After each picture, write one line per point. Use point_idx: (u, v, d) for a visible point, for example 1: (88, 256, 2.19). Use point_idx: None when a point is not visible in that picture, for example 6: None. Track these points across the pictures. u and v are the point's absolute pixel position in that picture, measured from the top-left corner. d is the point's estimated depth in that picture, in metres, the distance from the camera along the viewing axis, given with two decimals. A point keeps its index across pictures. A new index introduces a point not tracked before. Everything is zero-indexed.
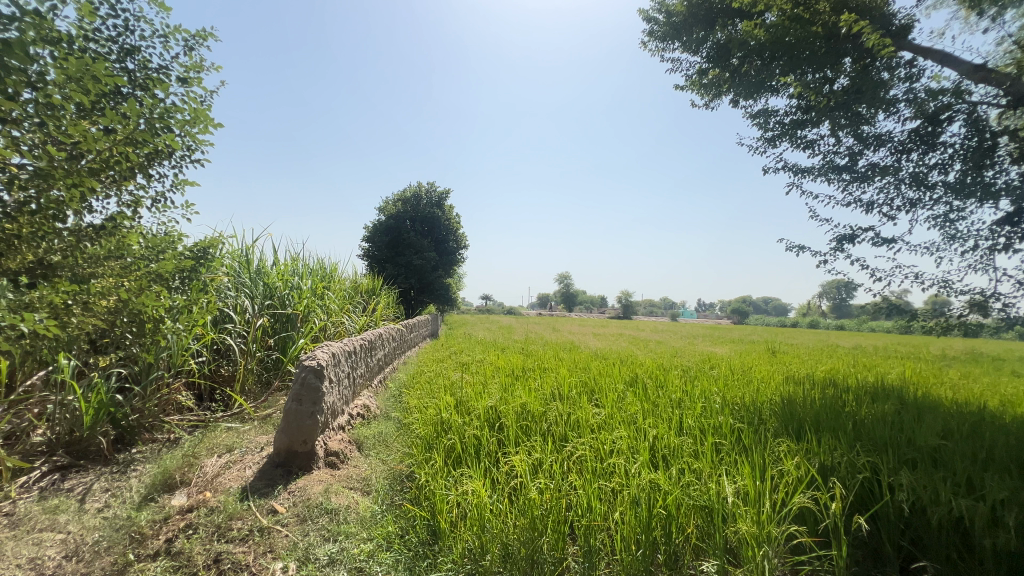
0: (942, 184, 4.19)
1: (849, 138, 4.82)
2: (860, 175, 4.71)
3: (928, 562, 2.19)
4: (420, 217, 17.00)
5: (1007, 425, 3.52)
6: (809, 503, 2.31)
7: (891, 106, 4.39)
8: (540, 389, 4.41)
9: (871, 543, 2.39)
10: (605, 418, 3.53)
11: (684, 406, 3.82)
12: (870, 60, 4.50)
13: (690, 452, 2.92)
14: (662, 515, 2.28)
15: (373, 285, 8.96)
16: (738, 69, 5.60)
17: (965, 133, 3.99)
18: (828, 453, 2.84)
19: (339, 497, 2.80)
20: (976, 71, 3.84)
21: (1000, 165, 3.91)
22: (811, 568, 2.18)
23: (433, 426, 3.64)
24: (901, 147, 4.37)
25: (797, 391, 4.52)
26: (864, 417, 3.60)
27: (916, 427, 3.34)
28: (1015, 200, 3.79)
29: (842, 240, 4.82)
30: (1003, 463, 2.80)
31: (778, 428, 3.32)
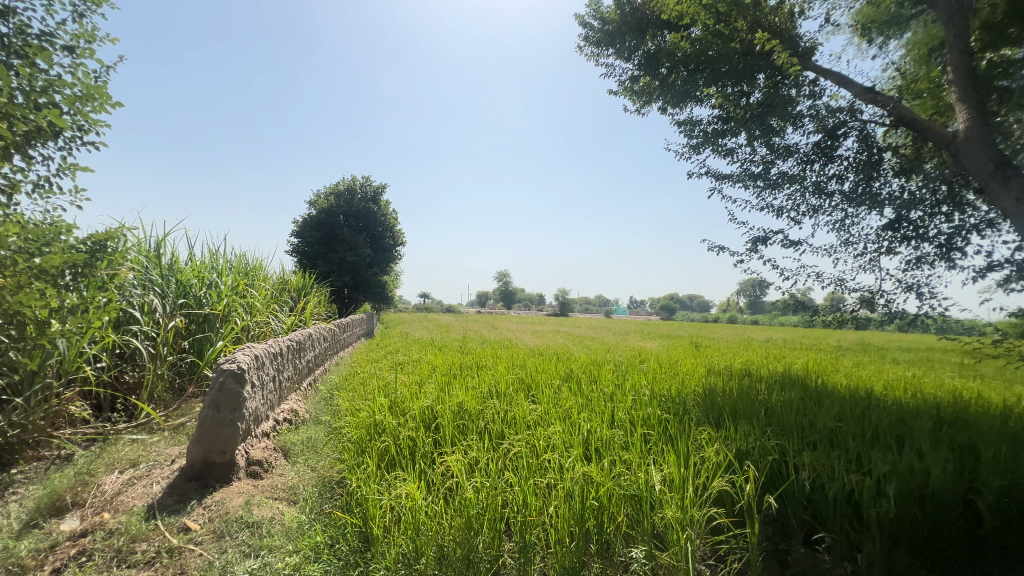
0: (839, 193, 4.67)
1: (762, 147, 5.23)
2: (771, 183, 5.13)
3: (826, 533, 2.45)
4: (355, 212, 16.39)
5: (889, 406, 4.01)
6: (727, 485, 2.49)
7: (797, 120, 4.83)
8: (477, 387, 4.41)
9: (779, 519, 2.62)
10: (541, 414, 3.57)
11: (616, 400, 3.97)
12: (780, 77, 4.91)
13: (621, 444, 3.03)
14: (594, 506, 2.35)
15: (303, 282, 8.51)
16: (667, 79, 5.89)
17: (857, 149, 4.47)
18: (743, 438, 3.07)
19: (262, 509, 2.62)
20: (866, 92, 4.30)
21: (886, 177, 4.41)
22: (729, 546, 2.37)
23: (366, 429, 3.51)
24: (806, 158, 4.81)
25: (717, 381, 4.86)
26: (774, 404, 3.94)
27: (817, 411, 3.70)
28: (896, 209, 4.31)
29: (757, 242, 5.22)
30: (885, 440, 3.18)
31: (700, 417, 3.55)
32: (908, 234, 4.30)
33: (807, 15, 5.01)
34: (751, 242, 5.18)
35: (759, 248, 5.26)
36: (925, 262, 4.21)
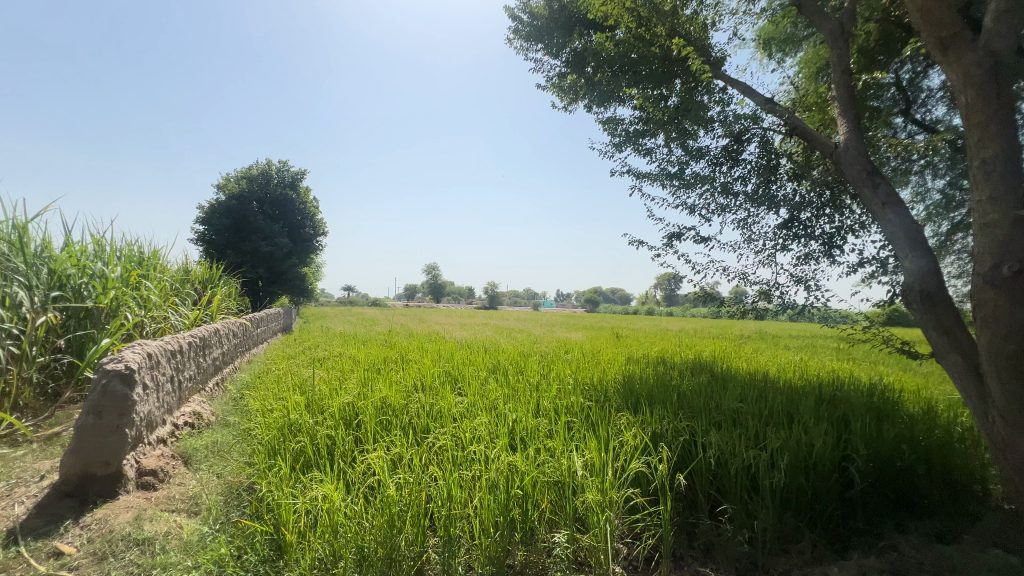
0: (743, 194, 5.09)
1: (678, 149, 5.56)
2: (686, 182, 5.47)
3: (728, 505, 2.68)
4: (270, 198, 15.29)
5: (780, 388, 4.47)
6: (644, 467, 2.63)
7: (708, 125, 5.18)
8: (402, 381, 4.29)
9: (689, 495, 2.83)
10: (468, 407, 3.54)
11: (542, 389, 4.05)
12: (694, 83, 5.25)
13: (545, 432, 3.09)
14: (519, 494, 2.37)
15: (209, 273, 7.79)
16: (592, 78, 6.05)
17: (759, 154, 4.89)
18: (658, 422, 3.26)
19: (156, 523, 2.35)
20: (766, 103, 4.71)
21: (782, 181, 4.88)
22: (644, 524, 2.53)
23: (280, 429, 3.28)
24: (716, 161, 5.19)
25: (636, 369, 5.13)
26: (685, 389, 4.23)
27: (721, 394, 4.03)
28: (790, 210, 4.78)
29: (672, 237, 5.56)
30: (777, 418, 3.53)
31: (619, 404, 3.71)
32: (799, 233, 4.79)
33: (718, 28, 5.38)
34: (667, 237, 5.50)
35: (674, 243, 5.59)
36: (811, 259, 4.73)
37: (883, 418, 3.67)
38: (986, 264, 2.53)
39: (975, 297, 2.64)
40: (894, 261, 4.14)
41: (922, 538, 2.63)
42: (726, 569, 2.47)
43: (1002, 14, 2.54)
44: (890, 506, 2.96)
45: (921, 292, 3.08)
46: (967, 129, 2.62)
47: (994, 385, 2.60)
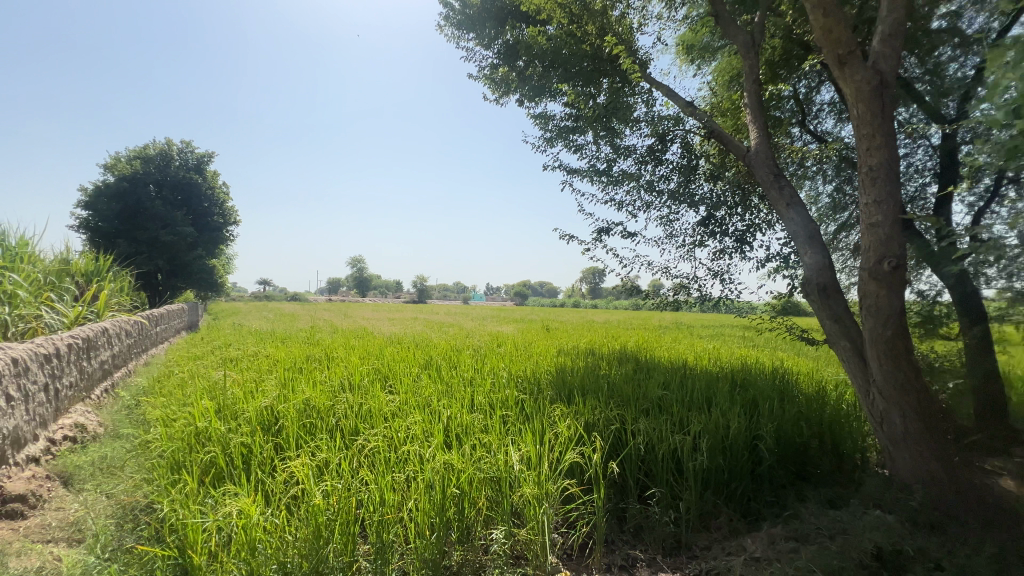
0: (665, 192, 5.36)
1: (606, 146, 5.72)
2: (614, 179, 5.66)
3: (655, 489, 2.82)
4: (171, 182, 13.81)
5: (698, 374, 4.79)
6: (578, 458, 2.68)
7: (635, 124, 5.38)
8: (327, 380, 4.04)
9: (619, 482, 2.94)
10: (400, 405, 3.40)
11: (476, 383, 4.00)
12: (621, 84, 5.44)
13: (481, 427, 3.05)
14: (455, 493, 2.30)
15: (95, 266, 6.85)
16: (524, 72, 6.07)
17: (680, 154, 5.18)
18: (590, 412, 3.33)
19: (26, 558, 2.00)
20: (687, 106, 4.99)
21: (700, 181, 5.20)
22: (578, 513, 2.59)
23: (185, 439, 2.94)
24: (642, 160, 5.42)
25: (567, 361, 5.24)
26: (615, 378, 4.38)
27: (647, 382, 4.22)
28: (708, 208, 5.12)
29: (601, 232, 5.73)
30: (697, 402, 3.77)
31: (553, 395, 3.75)
32: (715, 230, 5.14)
33: (644, 31, 5.60)
34: (596, 232, 5.66)
35: (603, 238, 5.77)
36: (725, 254, 5.10)
37: (786, 399, 4.05)
38: (871, 260, 2.85)
39: (861, 290, 2.96)
40: (794, 257, 4.57)
41: (819, 504, 2.93)
42: (653, 549, 2.60)
43: (885, 39, 2.85)
44: (792, 478, 3.28)
45: (818, 286, 3.41)
46: (857, 140, 2.92)
47: (875, 368, 2.95)
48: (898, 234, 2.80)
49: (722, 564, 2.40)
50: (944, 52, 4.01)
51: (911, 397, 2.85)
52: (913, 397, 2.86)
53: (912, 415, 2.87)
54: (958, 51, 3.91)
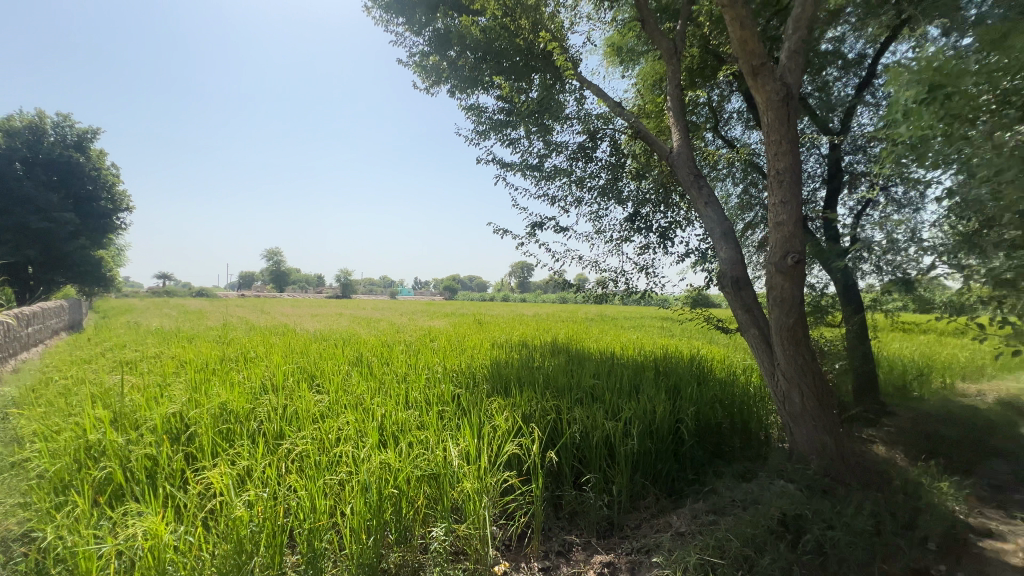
0: (595, 188, 5.53)
1: (539, 141, 5.78)
2: (546, 174, 5.75)
3: (590, 475, 2.92)
4: (45, 160, 12.05)
5: (625, 363, 5.03)
6: (518, 449, 2.70)
7: (566, 121, 5.50)
8: (246, 382, 3.72)
9: (556, 470, 3.01)
10: (329, 405, 3.22)
11: (409, 379, 3.90)
12: (553, 80, 5.53)
13: (418, 424, 2.97)
14: (393, 494, 2.22)
15: None
16: (455, 62, 5.89)
17: (609, 153, 5.38)
18: (527, 403, 3.37)
19: None
20: (615, 106, 5.17)
21: (627, 179, 5.43)
22: (517, 504, 2.61)
23: (74, 455, 2.57)
24: (573, 156, 5.54)
25: (501, 354, 5.26)
26: (548, 369, 4.47)
27: (579, 373, 4.35)
28: (635, 205, 5.36)
29: (535, 226, 5.80)
30: (626, 389, 3.94)
31: (489, 389, 3.75)
32: (641, 226, 5.41)
33: (575, 29, 5.71)
34: (530, 226, 5.69)
35: (536, 232, 5.84)
36: (650, 249, 5.36)
37: (703, 383, 4.37)
38: (777, 255, 3.14)
39: (768, 282, 3.25)
40: (710, 252, 4.93)
41: (733, 478, 3.19)
42: (588, 532, 2.71)
43: (791, 53, 3.12)
44: (709, 456, 3.55)
45: (731, 278, 3.69)
46: (767, 145, 3.19)
47: (779, 352, 3.26)
48: (800, 232, 3.10)
49: (651, 541, 2.54)
50: (829, 73, 4.67)
51: (808, 378, 3.19)
52: (810, 378, 3.19)
53: (810, 394, 3.20)
54: (841, 72, 4.60)
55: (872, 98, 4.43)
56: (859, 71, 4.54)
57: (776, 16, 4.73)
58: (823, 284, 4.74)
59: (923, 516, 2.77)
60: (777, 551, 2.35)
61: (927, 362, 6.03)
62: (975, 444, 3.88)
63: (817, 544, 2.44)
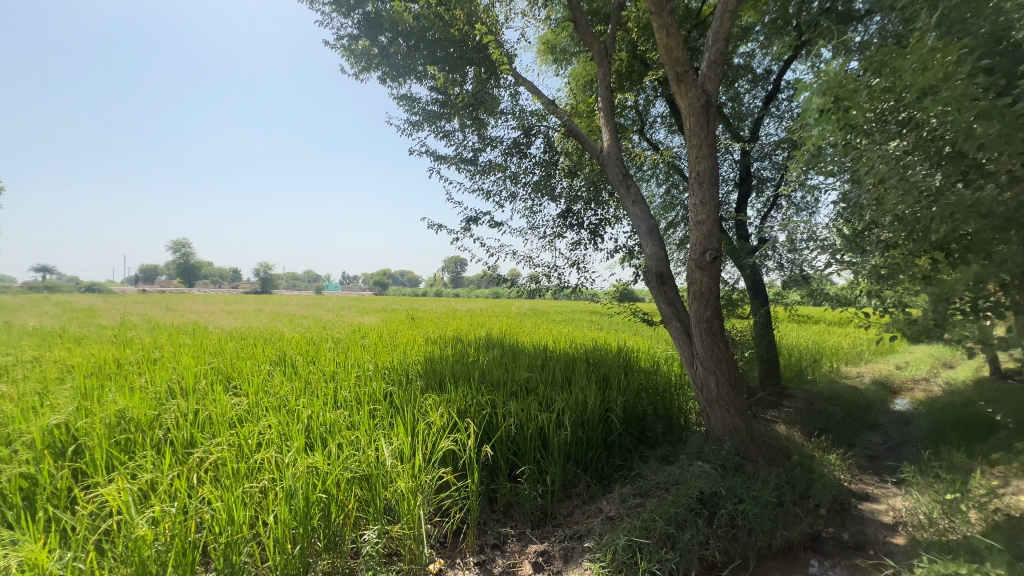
0: (529, 184, 5.59)
1: (473, 135, 5.73)
2: (481, 169, 5.72)
3: (525, 467, 2.97)
4: None
5: (557, 356, 5.16)
6: (453, 445, 2.68)
7: (500, 116, 5.51)
8: (148, 387, 3.35)
9: (491, 465, 3.02)
10: (248, 408, 2.99)
11: (338, 378, 3.72)
12: (487, 74, 5.51)
13: (348, 424, 2.84)
14: (321, 499, 2.11)
15: None
16: (386, 49, 5.56)
17: (543, 149, 5.46)
18: (462, 399, 3.33)
19: None
20: (548, 104, 5.25)
21: (560, 176, 5.54)
22: (452, 500, 2.60)
23: None
24: (508, 151, 5.56)
25: (436, 349, 5.19)
26: (483, 364, 4.47)
27: (514, 366, 4.39)
28: (567, 202, 5.49)
29: (469, 221, 5.75)
30: (559, 381, 4.04)
31: (423, 385, 3.67)
32: (573, 222, 5.56)
33: (509, 25, 5.71)
34: (465, 221, 5.64)
35: (471, 227, 5.79)
36: (582, 245, 5.53)
37: (630, 373, 4.60)
38: (696, 252, 3.36)
39: (689, 277, 3.47)
40: (637, 249, 5.18)
41: (657, 462, 3.40)
42: (523, 523, 2.77)
43: (711, 63, 3.32)
44: (635, 442, 3.75)
45: (656, 274, 3.90)
46: (689, 148, 3.39)
47: (698, 343, 3.49)
48: (717, 231, 3.34)
49: (583, 527, 2.64)
50: (741, 85, 5.06)
51: (723, 366, 3.46)
52: (724, 366, 3.46)
53: (724, 381, 3.47)
54: (751, 85, 5.01)
55: (777, 109, 4.85)
56: (766, 85, 4.94)
57: (696, 28, 5.04)
58: (735, 280, 5.15)
59: (816, 485, 3.11)
60: (695, 527, 2.54)
61: (818, 348, 6.80)
62: (856, 420, 4.44)
63: (729, 517, 2.67)
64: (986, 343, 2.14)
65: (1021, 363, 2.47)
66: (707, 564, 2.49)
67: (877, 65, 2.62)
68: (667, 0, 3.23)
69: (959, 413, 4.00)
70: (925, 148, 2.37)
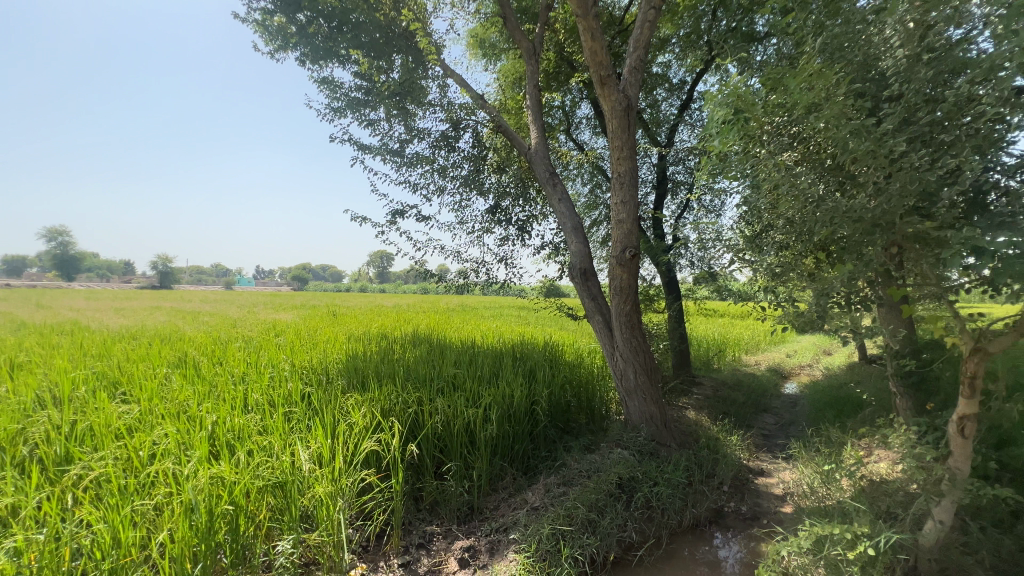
0: (458, 178, 5.53)
1: (400, 126, 5.56)
2: (408, 161, 5.56)
3: (451, 464, 2.95)
4: None
5: (485, 351, 5.17)
6: (376, 446, 2.59)
7: (428, 108, 5.39)
8: (10, 397, 2.88)
9: (417, 463, 2.97)
10: (139, 417, 2.68)
11: (249, 379, 3.44)
12: (414, 64, 5.36)
13: (259, 428, 2.64)
14: (228, 512, 1.95)
15: None
16: (305, 28, 5.18)
17: (472, 143, 5.42)
18: (386, 397, 3.22)
19: None
20: (477, 98, 5.22)
21: (488, 172, 5.54)
22: (376, 502, 2.52)
23: None
24: (436, 144, 5.46)
25: (359, 347, 4.98)
26: (410, 361, 4.36)
27: (441, 362, 4.34)
28: (495, 197, 5.51)
29: (395, 214, 5.57)
30: (486, 376, 4.04)
31: (345, 385, 3.50)
32: (501, 218, 5.59)
33: (437, 14, 5.59)
34: (391, 214, 5.46)
35: (397, 220, 5.61)
36: (509, 241, 5.57)
37: (556, 366, 4.73)
38: (617, 249, 3.51)
39: (610, 273, 3.63)
40: (563, 245, 5.33)
41: (579, 451, 3.53)
42: (448, 520, 2.76)
43: (632, 69, 3.48)
44: (560, 433, 3.87)
45: (580, 270, 4.03)
46: (611, 149, 3.53)
47: (619, 336, 3.66)
48: (636, 230, 3.52)
49: (508, 519, 2.67)
50: (659, 93, 5.38)
51: (640, 358, 3.65)
52: (641, 358, 3.66)
53: (641, 373, 3.67)
54: (667, 94, 5.32)
55: (690, 118, 5.20)
56: (681, 95, 5.27)
57: (619, 34, 5.26)
58: (652, 276, 5.47)
59: (720, 465, 3.40)
60: (614, 512, 2.67)
61: (723, 339, 7.44)
62: (754, 404, 4.91)
63: (645, 500, 2.83)
64: (857, 332, 2.44)
65: (883, 350, 2.86)
66: (624, 545, 2.63)
67: (773, 82, 2.89)
68: (592, 3, 3.30)
69: (835, 394, 4.57)
70: (811, 160, 2.66)
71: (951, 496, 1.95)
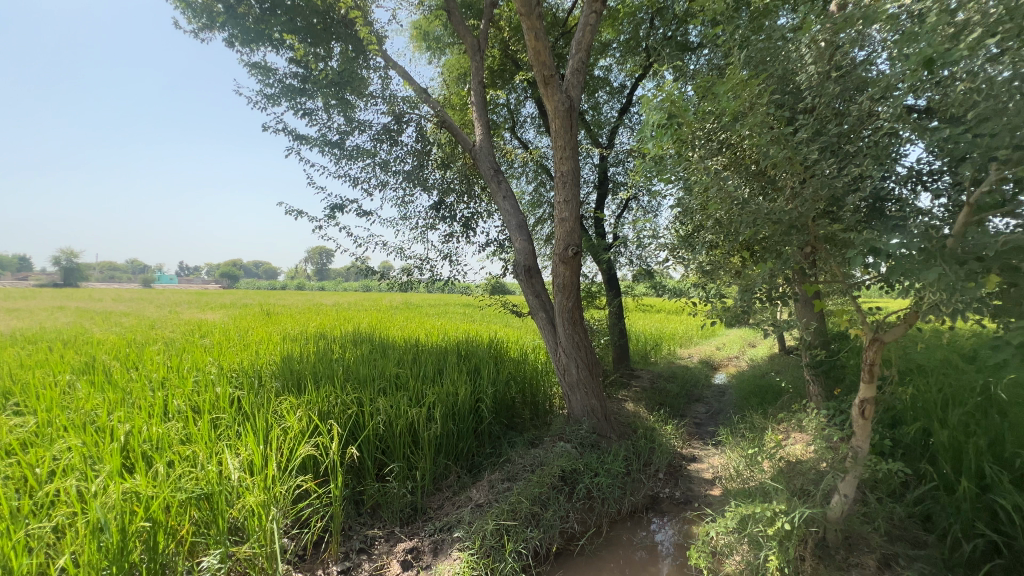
0: (400, 173, 5.40)
1: (339, 116, 5.34)
2: (347, 153, 5.35)
3: (394, 465, 2.88)
4: None
5: (429, 350, 5.09)
6: (313, 450, 2.48)
7: (370, 99, 5.21)
8: None
9: (358, 466, 2.87)
10: (36, 430, 2.39)
11: (169, 385, 3.17)
12: (354, 53, 5.16)
13: (181, 436, 2.45)
14: (144, 529, 1.80)
15: None
16: (234, 7, 4.82)
17: (415, 138, 5.31)
18: (324, 399, 3.09)
19: None
20: (421, 92, 5.12)
21: (431, 167, 5.45)
22: (313, 508, 2.42)
23: None
24: (377, 137, 5.29)
25: (295, 347, 4.73)
26: (350, 361, 4.21)
27: (383, 362, 4.21)
28: (439, 193, 5.43)
29: (334, 208, 5.35)
30: (430, 375, 3.98)
31: (278, 389, 3.31)
32: (446, 214, 5.52)
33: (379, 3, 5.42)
34: (329, 209, 5.24)
35: (336, 215, 5.39)
36: (454, 238, 5.53)
37: (501, 362, 4.74)
38: (560, 247, 3.58)
39: (553, 271, 3.69)
40: (507, 243, 5.36)
41: (523, 446, 3.58)
42: (391, 523, 2.70)
43: (574, 71, 3.55)
44: (504, 429, 3.89)
45: (524, 267, 4.06)
46: (554, 149, 3.59)
47: (562, 332, 3.74)
48: (578, 228, 3.60)
49: (453, 517, 2.66)
50: (600, 96, 5.53)
51: (582, 353, 3.75)
52: (583, 353, 3.76)
53: (583, 368, 3.76)
54: (608, 97, 5.48)
55: (629, 121, 5.40)
56: (621, 98, 5.45)
57: (562, 36, 5.35)
58: (593, 274, 5.62)
59: (656, 453, 3.56)
60: (557, 504, 2.73)
61: (660, 334, 7.80)
62: (687, 394, 5.19)
63: (586, 491, 2.91)
64: (776, 325, 2.64)
65: (798, 342, 3.11)
66: (566, 536, 2.70)
67: (703, 90, 3.05)
68: (535, 3, 3.33)
69: (758, 383, 4.93)
70: (737, 165, 2.84)
71: (854, 471, 2.16)
